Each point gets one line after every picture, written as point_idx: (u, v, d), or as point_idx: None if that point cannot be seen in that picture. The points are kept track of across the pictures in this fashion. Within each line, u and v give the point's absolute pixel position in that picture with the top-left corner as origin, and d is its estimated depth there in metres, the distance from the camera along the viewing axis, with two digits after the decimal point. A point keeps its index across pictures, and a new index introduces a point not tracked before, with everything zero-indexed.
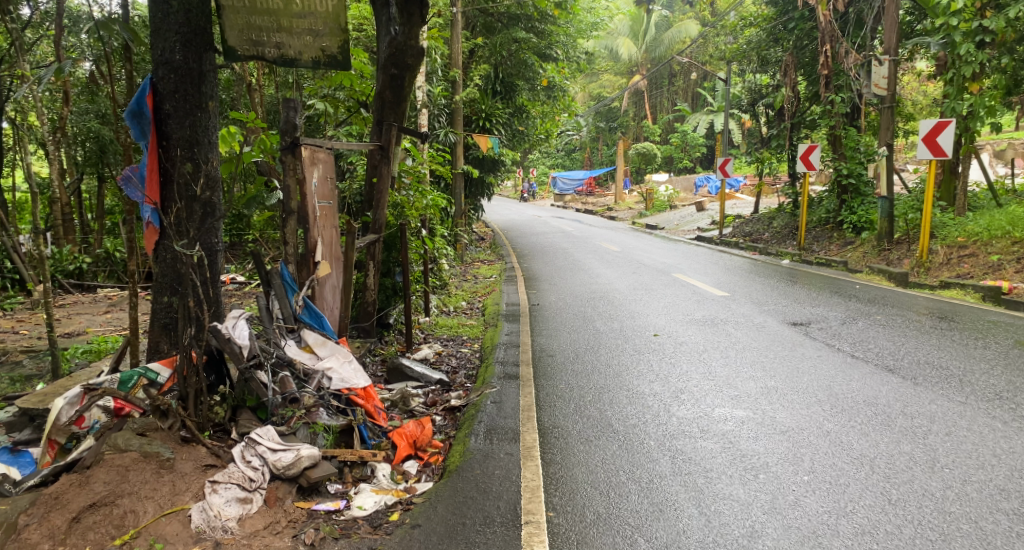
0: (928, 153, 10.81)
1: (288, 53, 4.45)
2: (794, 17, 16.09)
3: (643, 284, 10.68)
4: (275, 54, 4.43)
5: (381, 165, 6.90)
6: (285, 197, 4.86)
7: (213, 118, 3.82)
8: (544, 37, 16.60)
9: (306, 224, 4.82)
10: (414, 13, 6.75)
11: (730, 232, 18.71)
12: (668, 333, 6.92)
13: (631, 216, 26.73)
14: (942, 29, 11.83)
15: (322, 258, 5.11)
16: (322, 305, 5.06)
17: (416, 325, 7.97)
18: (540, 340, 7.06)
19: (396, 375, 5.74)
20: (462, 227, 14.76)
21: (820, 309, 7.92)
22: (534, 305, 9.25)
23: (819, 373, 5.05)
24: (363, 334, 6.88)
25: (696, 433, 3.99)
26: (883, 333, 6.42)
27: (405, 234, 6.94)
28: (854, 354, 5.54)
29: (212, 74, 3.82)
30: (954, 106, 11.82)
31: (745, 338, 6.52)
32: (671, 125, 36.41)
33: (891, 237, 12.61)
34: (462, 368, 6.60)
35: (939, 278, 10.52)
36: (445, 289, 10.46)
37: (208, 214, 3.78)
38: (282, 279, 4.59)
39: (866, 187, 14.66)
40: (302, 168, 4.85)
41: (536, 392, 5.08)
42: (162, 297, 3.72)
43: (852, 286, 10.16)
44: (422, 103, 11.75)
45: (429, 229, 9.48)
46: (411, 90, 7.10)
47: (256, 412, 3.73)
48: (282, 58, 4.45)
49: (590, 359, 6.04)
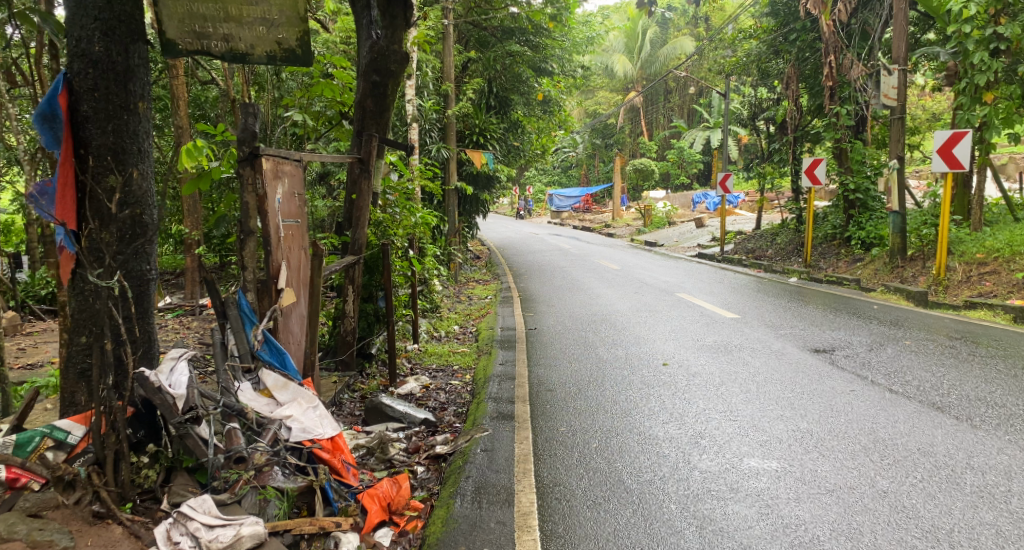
0: (944, 166, 10.21)
1: (238, 47, 3.84)
2: (795, 28, 15.60)
3: (646, 304, 10.07)
4: (223, 49, 3.82)
5: (361, 180, 6.30)
6: (245, 216, 4.30)
7: (144, 121, 3.25)
8: (539, 51, 16.12)
9: (267, 247, 4.26)
10: (397, 15, 6.32)
11: (732, 248, 18.12)
12: (679, 361, 6.29)
13: (629, 233, 26.21)
14: (953, 37, 11.30)
15: (287, 285, 4.51)
16: (287, 339, 4.45)
17: (403, 355, 7.30)
18: (538, 371, 6.41)
19: (374, 415, 5.13)
20: (456, 246, 14.17)
21: (841, 333, 7.28)
22: (532, 329, 8.63)
23: (859, 411, 4.43)
24: (342, 367, 6.24)
25: (725, 494, 3.39)
26: (917, 361, 5.78)
27: (388, 255, 6.32)
28: (892, 389, 4.91)
29: (144, 69, 3.25)
30: (968, 116, 11.23)
31: (764, 366, 5.91)
32: (667, 141, 36.04)
33: (904, 254, 12.03)
34: (451, 404, 5.96)
35: (960, 296, 9.94)
36: (437, 312, 9.84)
37: (135, 235, 3.18)
38: (239, 309, 4.07)
39: (874, 202, 14.12)
40: (262, 183, 4.28)
41: (533, 437, 4.47)
42: (79, 338, 3.12)
43: (869, 306, 9.51)
44: (413, 117, 11.20)
45: (417, 248, 8.88)
46: (394, 99, 6.54)
47: (195, 475, 3.08)
48: (231, 53, 3.84)
49: (593, 394, 5.40)
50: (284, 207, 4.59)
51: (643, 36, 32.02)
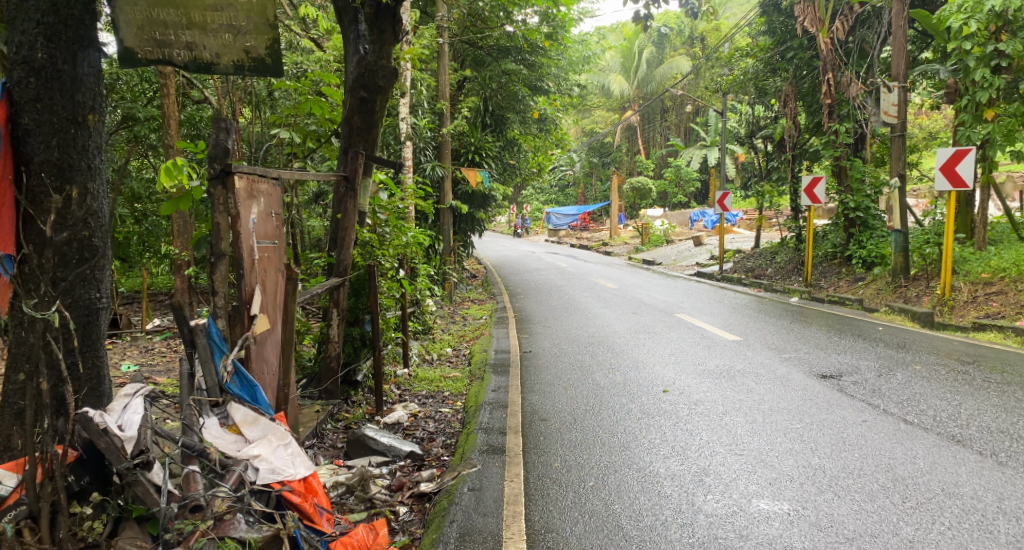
0: (947, 184, 9.98)
1: (203, 56, 3.68)
2: (793, 46, 15.44)
3: (644, 326, 9.78)
4: (186, 58, 3.66)
5: (347, 199, 6.03)
6: (215, 238, 4.06)
7: (93, 134, 3.12)
8: (535, 69, 15.96)
9: (239, 270, 3.99)
10: (385, 30, 6.01)
11: (731, 267, 17.86)
12: (680, 387, 5.99)
13: (627, 251, 25.97)
14: (954, 54, 11.10)
15: (263, 311, 4.24)
16: (261, 369, 4.16)
17: (392, 380, 6.97)
18: (531, 398, 6.10)
19: (357, 448, 4.84)
20: (451, 265, 13.88)
21: (848, 357, 6.98)
22: (527, 352, 8.33)
23: (874, 443, 4.17)
24: (326, 396, 5.93)
25: (735, 543, 3.15)
26: (930, 388, 5.49)
27: (375, 277, 6.03)
28: (908, 419, 4.63)
29: (95, 78, 3.13)
30: (970, 134, 11.00)
31: (770, 393, 5.62)
32: (664, 160, 35.94)
33: (907, 273, 11.77)
34: (441, 434, 5.66)
35: (967, 317, 9.65)
36: (429, 334, 9.53)
37: (84, 261, 3.04)
38: (208, 338, 3.79)
39: (874, 220, 13.87)
40: (235, 203, 4.03)
41: (525, 474, 4.19)
42: (16, 374, 2.91)
43: (874, 327, 9.21)
44: (406, 135, 10.96)
45: (409, 269, 8.61)
46: (382, 115, 6.30)
47: (146, 525, 2.85)
48: (195, 62, 3.68)
49: (590, 424, 5.12)
50: (261, 228, 4.33)
51: (639, 55, 32.00)
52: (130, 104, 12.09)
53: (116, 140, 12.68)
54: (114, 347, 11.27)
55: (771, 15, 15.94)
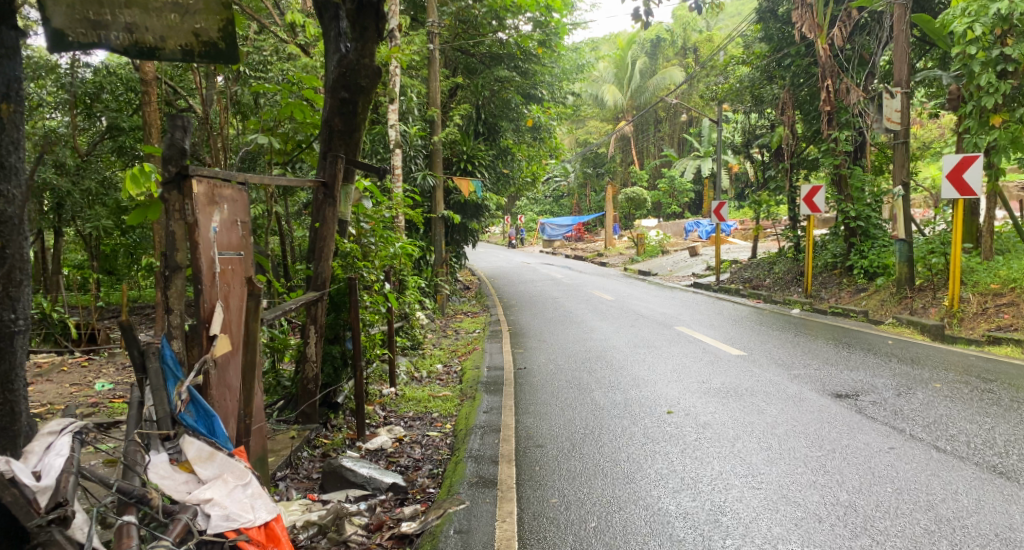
0: (954, 192, 9.53)
1: (146, 39, 3.39)
2: (791, 53, 15.10)
3: (644, 340, 9.35)
4: (126, 41, 3.36)
5: (326, 207, 5.59)
6: (170, 249, 3.64)
7: (4, 126, 2.82)
8: (528, 77, 15.58)
9: (196, 285, 3.58)
10: (368, 27, 5.58)
11: (728, 278, 17.51)
12: (686, 408, 5.56)
13: (622, 262, 25.59)
14: (959, 59, 10.64)
15: (224, 331, 3.80)
16: (222, 395, 3.75)
17: (377, 401, 6.54)
18: (525, 420, 5.66)
19: (334, 480, 4.43)
20: (443, 276, 13.46)
21: (862, 374, 6.54)
22: (521, 368, 7.89)
23: (906, 475, 3.76)
24: (304, 420, 5.49)
25: None
26: (958, 409, 5.06)
27: (356, 291, 5.58)
28: (940, 444, 4.25)
29: (7, 60, 2.84)
30: (977, 140, 10.52)
31: (783, 415, 5.19)
32: (658, 170, 35.69)
33: (912, 284, 11.38)
34: (428, 461, 5.22)
35: (978, 330, 9.25)
36: (419, 350, 9.09)
37: None
38: (162, 361, 3.47)
39: (875, 230, 13.45)
40: (193, 209, 3.63)
41: (519, 513, 3.79)
42: None
43: (883, 341, 8.79)
44: (396, 143, 10.54)
45: (397, 282, 8.18)
46: (364, 118, 5.86)
47: None
48: (137, 45, 3.39)
49: (591, 450, 4.70)
50: (224, 238, 3.91)
51: (633, 66, 31.77)
52: (114, 113, 12.05)
53: (104, 150, 12.82)
54: (92, 364, 10.85)
55: (768, 21, 15.59)
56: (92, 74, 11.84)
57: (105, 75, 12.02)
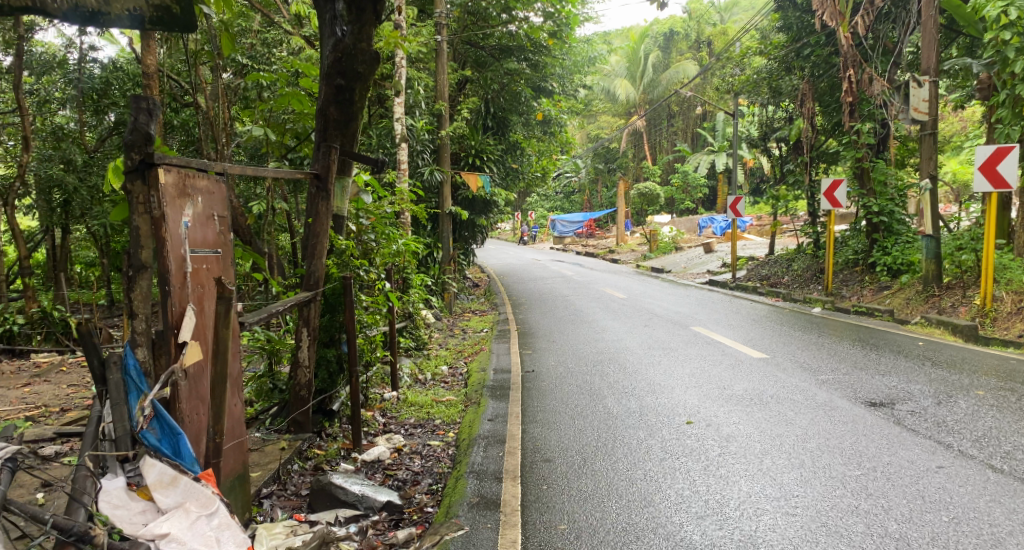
0: (987, 186, 8.98)
1: (89, 3, 3.08)
2: (810, 42, 14.50)
3: (659, 341, 8.92)
4: (66, 4, 3.06)
5: (319, 202, 5.19)
6: (134, 246, 3.26)
7: None
8: (538, 69, 15.14)
9: (164, 287, 3.21)
10: (366, 8, 5.08)
11: (745, 275, 17.00)
12: (706, 418, 5.13)
13: (635, 258, 25.10)
14: (992, 45, 9.99)
15: (196, 337, 3.41)
16: (195, 409, 3.38)
17: (377, 407, 6.14)
18: (533, 430, 5.24)
19: (323, 499, 4.06)
20: (451, 274, 13.04)
21: (896, 379, 6.07)
22: (530, 371, 7.48)
23: (962, 502, 3.39)
24: (296, 429, 5.10)
25: None
26: (1009, 421, 4.61)
27: (351, 292, 5.16)
28: (995, 463, 3.83)
29: None
30: (1008, 131, 9.98)
31: (815, 426, 4.76)
32: (671, 166, 35.15)
33: (939, 282, 10.86)
34: (428, 475, 4.82)
35: (1015, 331, 8.72)
36: (424, 350, 8.68)
37: None
38: (125, 373, 3.13)
39: (899, 225, 12.89)
40: (159, 202, 3.24)
41: (525, 544, 3.44)
42: None
43: (913, 343, 8.30)
44: (402, 136, 10.11)
45: (399, 280, 7.80)
46: (362, 106, 5.34)
47: None
48: (79, 9, 3.09)
49: (604, 465, 4.31)
50: (197, 234, 3.51)
51: (645, 60, 31.24)
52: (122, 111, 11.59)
53: (112, 147, 12.58)
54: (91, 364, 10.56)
55: (787, 10, 14.94)
56: (101, 70, 11.42)
57: (113, 71, 11.49)
